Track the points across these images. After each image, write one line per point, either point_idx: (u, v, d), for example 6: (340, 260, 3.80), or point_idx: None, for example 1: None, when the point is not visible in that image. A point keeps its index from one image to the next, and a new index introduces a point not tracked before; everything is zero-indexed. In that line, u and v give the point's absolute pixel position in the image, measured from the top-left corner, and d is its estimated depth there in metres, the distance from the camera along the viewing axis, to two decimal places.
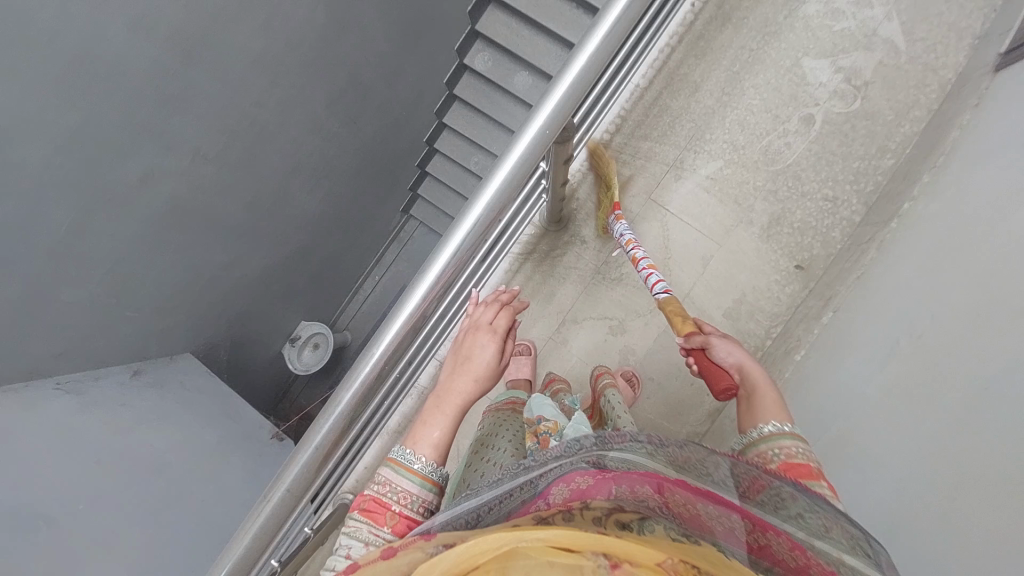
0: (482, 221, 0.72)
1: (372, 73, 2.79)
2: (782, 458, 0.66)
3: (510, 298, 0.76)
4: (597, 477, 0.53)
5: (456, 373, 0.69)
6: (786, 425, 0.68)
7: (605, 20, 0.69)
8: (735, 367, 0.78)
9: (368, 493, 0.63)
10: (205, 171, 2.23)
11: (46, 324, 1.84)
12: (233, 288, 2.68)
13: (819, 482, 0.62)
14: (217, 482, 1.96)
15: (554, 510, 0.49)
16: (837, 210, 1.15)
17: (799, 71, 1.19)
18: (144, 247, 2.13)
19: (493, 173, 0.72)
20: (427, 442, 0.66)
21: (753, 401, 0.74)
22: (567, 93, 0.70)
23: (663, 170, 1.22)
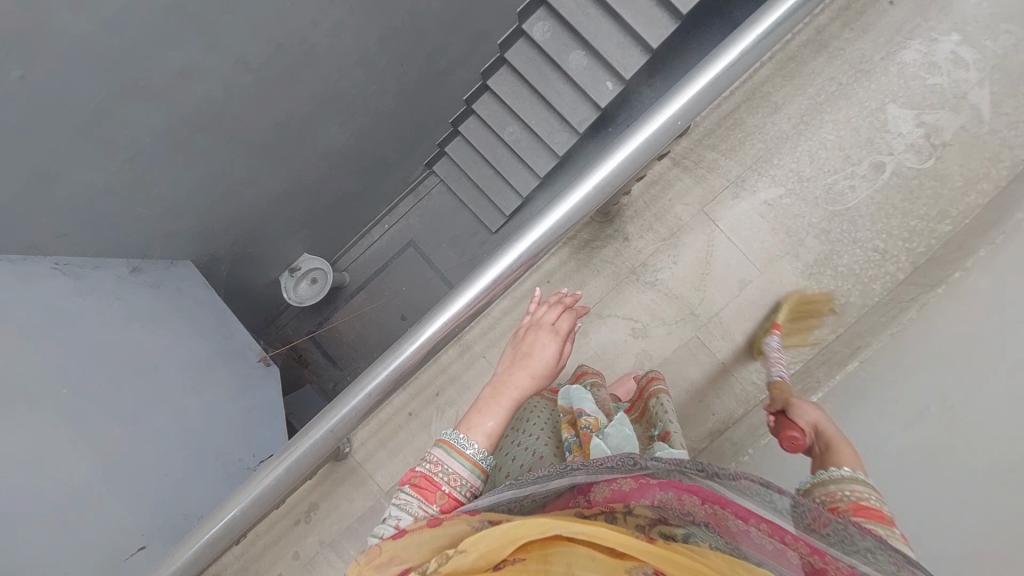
0: (568, 216, 0.90)
1: (431, 18, 2.69)
2: (851, 500, 0.69)
3: (573, 302, 0.85)
4: (637, 482, 0.60)
5: (515, 368, 0.79)
6: (858, 473, 0.72)
7: (705, 76, 0.86)
8: (811, 425, 0.84)
9: (419, 471, 0.72)
10: (243, 80, 2.16)
11: (57, 199, 1.79)
12: (246, 205, 2.61)
13: (890, 528, 0.65)
14: (200, 393, 1.96)
15: (596, 510, 0.61)
16: (883, 263, 1.14)
17: (881, 116, 1.16)
18: (167, 143, 2.06)
19: (583, 181, 0.89)
20: (480, 430, 0.74)
21: (826, 452, 0.78)
22: (660, 128, 0.87)
23: (722, 185, 1.20)
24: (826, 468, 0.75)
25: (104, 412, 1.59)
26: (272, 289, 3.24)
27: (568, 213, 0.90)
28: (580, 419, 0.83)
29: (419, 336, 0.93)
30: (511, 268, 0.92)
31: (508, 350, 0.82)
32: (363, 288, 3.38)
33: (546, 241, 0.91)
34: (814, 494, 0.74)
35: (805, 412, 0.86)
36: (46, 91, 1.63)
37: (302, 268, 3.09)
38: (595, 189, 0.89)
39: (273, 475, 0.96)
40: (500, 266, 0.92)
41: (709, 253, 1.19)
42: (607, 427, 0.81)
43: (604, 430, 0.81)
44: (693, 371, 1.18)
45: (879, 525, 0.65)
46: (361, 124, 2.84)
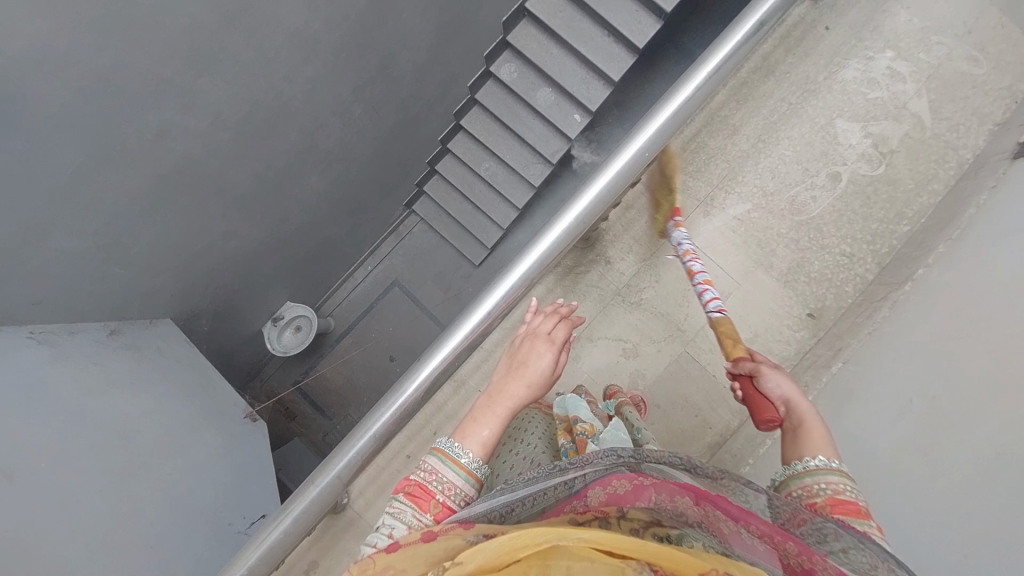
0: (549, 252, 0.93)
1: (402, 67, 2.80)
2: (828, 493, 0.69)
3: (569, 312, 0.87)
4: (632, 483, 0.62)
5: (509, 377, 0.79)
6: (833, 462, 0.71)
7: (660, 116, 0.93)
8: (782, 400, 0.82)
9: (413, 480, 0.72)
10: (222, 137, 2.21)
11: (31, 266, 1.76)
12: (228, 259, 2.60)
13: (866, 522, 0.66)
14: (186, 456, 1.89)
15: (591, 516, 0.61)
16: (852, 265, 1.19)
17: (831, 130, 1.24)
18: (145, 204, 2.06)
19: (558, 221, 0.93)
20: (475, 440, 0.74)
21: (798, 433, 0.77)
22: (625, 166, 0.92)
23: (692, 205, 1.26)
24: (799, 458, 0.74)
25: (84, 482, 1.52)
26: (257, 341, 3.18)
27: (554, 242, 0.93)
28: (575, 425, 0.90)
29: (419, 374, 0.93)
30: (504, 301, 0.94)
31: (503, 361, 0.83)
32: (349, 332, 3.35)
33: (535, 271, 0.94)
34: (789, 488, 0.73)
35: (776, 384, 0.83)
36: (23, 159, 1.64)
37: (284, 318, 3.08)
38: (575, 219, 0.93)
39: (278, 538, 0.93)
40: (494, 298, 0.93)
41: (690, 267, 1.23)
42: (602, 431, 0.88)
43: (599, 436, 0.88)
44: (686, 386, 1.19)
45: (854, 519, 0.66)
46: (340, 170, 2.89)
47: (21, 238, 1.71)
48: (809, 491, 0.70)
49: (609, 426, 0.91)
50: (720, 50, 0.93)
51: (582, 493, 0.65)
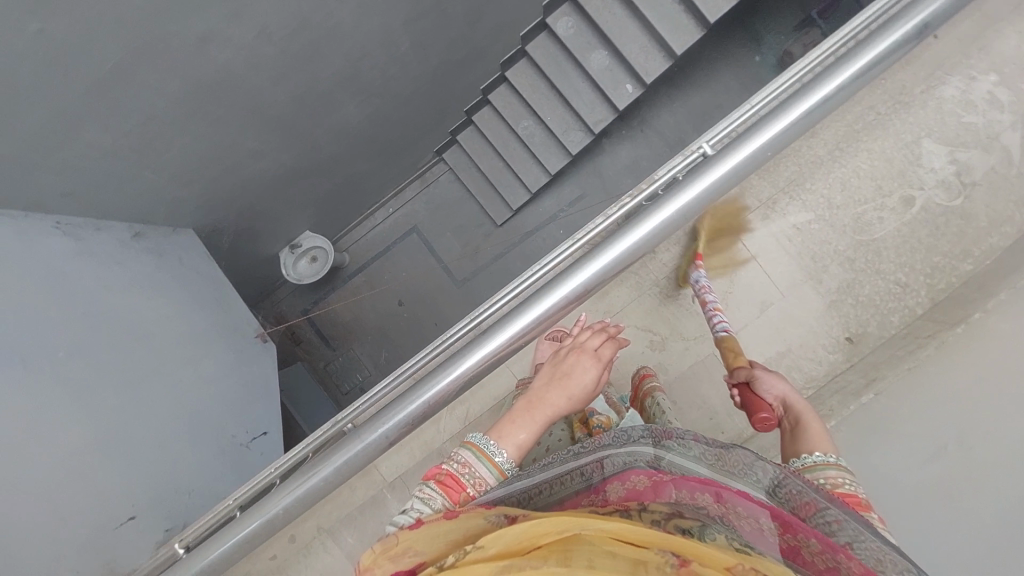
0: (599, 275, 0.91)
1: (457, 4, 2.62)
2: (828, 487, 0.72)
3: (616, 331, 0.87)
4: (651, 480, 0.62)
5: (552, 387, 0.79)
6: (831, 456, 0.75)
7: (738, 155, 0.87)
8: (779, 401, 0.86)
9: (445, 469, 0.72)
10: (265, 52, 2.11)
11: (59, 159, 1.71)
12: (254, 180, 2.56)
13: (868, 512, 0.69)
14: (196, 366, 1.95)
15: (612, 508, 0.60)
16: (903, 296, 1.14)
17: (915, 149, 1.15)
18: (180, 110, 1.99)
19: (610, 247, 0.90)
20: (512, 441, 0.75)
21: (797, 432, 0.81)
22: (690, 203, 0.87)
23: (752, 206, 1.18)
24: (797, 455, 0.78)
25: (99, 378, 1.57)
26: (271, 265, 3.19)
27: (628, 248, 0.89)
28: (592, 417, 0.89)
29: (457, 367, 0.95)
30: (570, 295, 0.92)
31: (548, 368, 0.83)
32: (362, 270, 3.34)
33: (606, 273, 0.91)
34: None
35: (769, 387, 0.89)
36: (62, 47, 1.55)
37: (303, 246, 3.11)
38: (650, 233, 0.88)
39: None
40: (562, 290, 0.91)
41: (735, 272, 1.18)
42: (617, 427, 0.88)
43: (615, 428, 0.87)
44: (706, 388, 1.18)
45: (861, 510, 0.69)
46: (376, 105, 2.79)
47: (50, 129, 1.65)
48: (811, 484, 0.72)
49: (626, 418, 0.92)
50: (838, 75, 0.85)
51: (599, 488, 0.66)
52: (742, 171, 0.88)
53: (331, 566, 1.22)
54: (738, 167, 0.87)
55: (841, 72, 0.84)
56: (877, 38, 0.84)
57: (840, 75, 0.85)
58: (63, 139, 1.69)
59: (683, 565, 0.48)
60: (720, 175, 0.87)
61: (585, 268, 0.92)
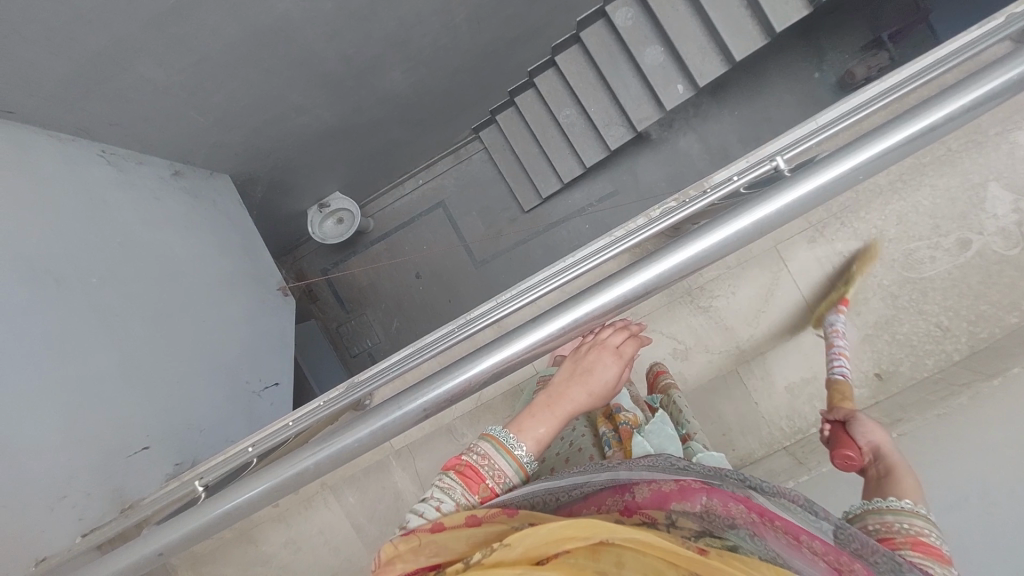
0: (656, 279, 0.81)
1: None
2: (910, 533, 0.68)
3: (638, 330, 0.87)
4: (679, 485, 0.60)
5: (573, 382, 0.79)
6: (918, 506, 0.70)
7: (841, 165, 0.77)
8: (870, 446, 0.84)
9: (464, 460, 0.72)
10: (323, 8, 2.07)
11: (111, 89, 1.72)
12: (293, 135, 2.56)
13: (946, 566, 0.64)
14: (219, 310, 1.99)
15: (639, 518, 0.62)
16: (942, 340, 1.12)
17: (980, 192, 1.10)
18: (233, 56, 1.97)
19: (676, 251, 0.80)
20: (531, 435, 0.74)
21: (887, 478, 0.77)
22: (776, 213, 0.78)
23: (801, 227, 1.13)
24: (883, 497, 0.74)
25: (127, 308, 1.61)
26: (298, 221, 3.22)
27: (693, 257, 0.79)
28: (619, 414, 0.89)
29: (480, 362, 0.86)
30: (619, 301, 0.82)
31: (569, 363, 0.83)
32: (385, 238, 3.36)
33: (664, 278, 0.81)
34: (865, 521, 0.73)
35: (869, 432, 0.85)
36: None
37: (331, 206, 3.11)
38: (723, 240, 0.79)
39: (317, 465, 0.93)
40: (612, 294, 0.82)
41: (772, 289, 1.14)
42: (645, 425, 0.87)
43: (643, 428, 0.87)
44: (724, 403, 1.18)
45: (921, 555, 0.65)
46: (422, 74, 2.77)
47: (105, 59, 1.64)
48: (889, 527, 0.69)
49: (653, 418, 0.90)
50: (945, 105, 0.77)
51: (626, 486, 0.65)
52: (828, 192, 0.78)
53: (332, 522, 1.26)
54: (823, 185, 0.77)
55: (947, 102, 0.77)
56: (991, 72, 0.77)
57: (962, 96, 0.77)
58: (116, 71, 1.69)
59: None
60: (803, 191, 0.77)
61: (641, 270, 0.82)
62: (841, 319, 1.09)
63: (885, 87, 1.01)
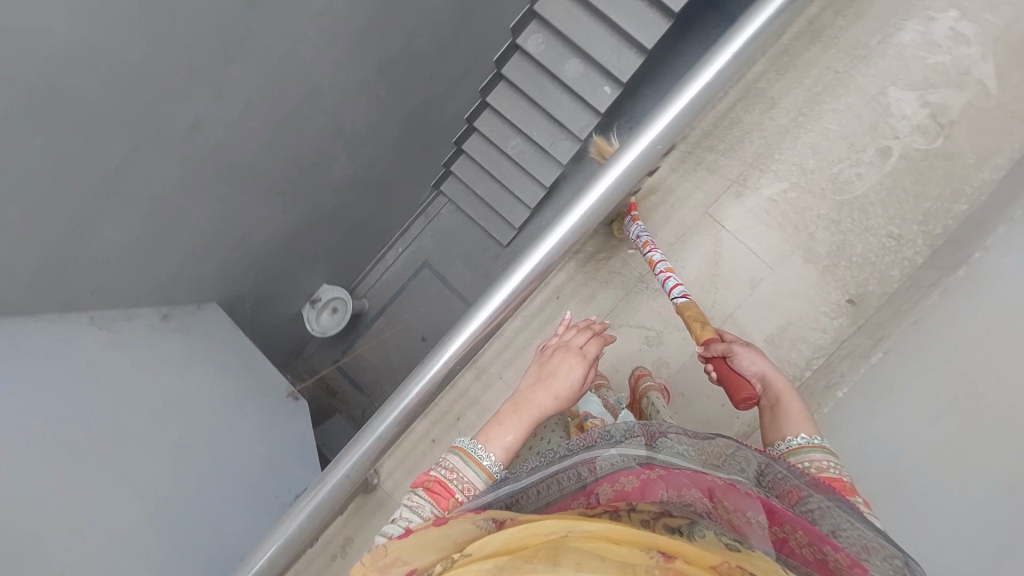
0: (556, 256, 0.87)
1: (429, 44, 2.76)
2: (813, 471, 0.77)
3: (601, 328, 0.91)
4: (639, 479, 0.68)
5: (538, 387, 0.83)
6: (815, 439, 0.80)
7: None
8: (757, 376, 0.90)
9: (433, 475, 0.77)
10: (252, 125, 2.16)
11: (85, 260, 1.83)
12: (264, 244, 2.67)
13: (854, 496, 0.73)
14: (232, 433, 2.03)
15: (603, 510, 0.66)
16: (899, 248, 1.11)
17: (883, 100, 1.12)
18: (185, 195, 2.08)
19: None
20: (499, 444, 0.78)
21: (777, 409, 0.86)
22: None
23: (724, 185, 1.17)
24: (782, 438, 0.83)
25: (146, 459, 1.65)
26: (297, 323, 3.32)
27: None
28: (586, 420, 0.95)
29: None
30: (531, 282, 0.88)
31: (534, 369, 0.88)
32: (384, 311, 3.45)
33: None
34: None
35: (748, 361, 0.91)
36: (70, 162, 1.63)
37: (323, 299, 3.20)
38: None
39: None
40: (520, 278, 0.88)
41: (720, 253, 1.17)
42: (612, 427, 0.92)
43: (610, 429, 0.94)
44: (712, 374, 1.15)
45: (847, 493, 0.73)
46: (366, 153, 2.88)
47: (69, 238, 1.75)
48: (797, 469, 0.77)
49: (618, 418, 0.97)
50: None
51: (591, 488, 0.71)
52: None
53: None
54: None
55: None
56: None
57: None
58: (81, 245, 1.80)
59: (668, 560, 0.51)
60: None
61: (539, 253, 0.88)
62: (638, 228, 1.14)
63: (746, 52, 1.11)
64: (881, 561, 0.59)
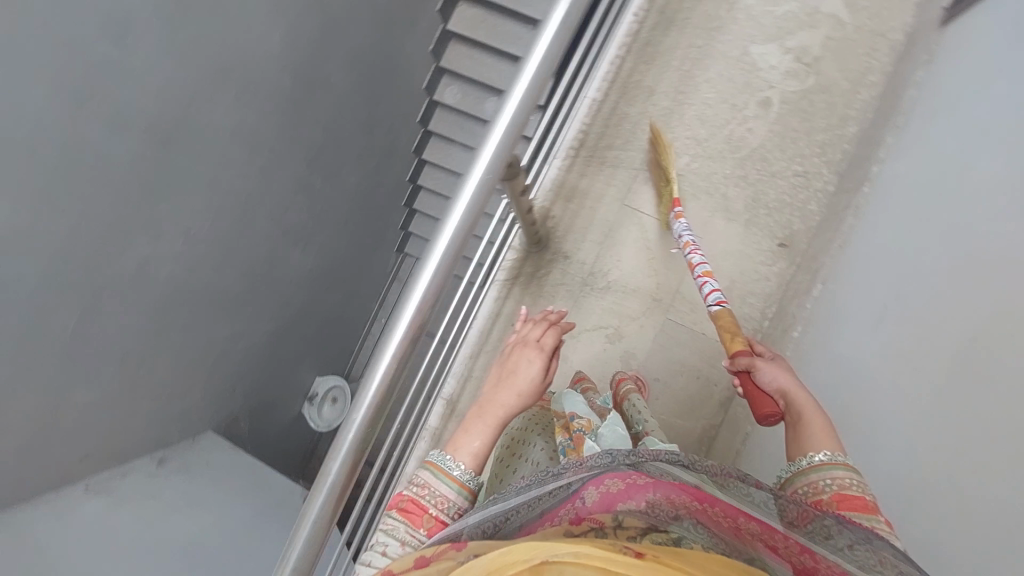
0: (455, 240, 0.77)
1: (352, 117, 2.56)
2: (834, 488, 0.68)
3: (558, 318, 0.91)
4: (625, 483, 0.62)
5: (501, 388, 0.82)
6: (837, 455, 0.70)
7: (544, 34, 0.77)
8: (779, 393, 0.81)
9: (406, 494, 0.73)
10: (199, 250, 2.04)
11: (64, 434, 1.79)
12: (239, 357, 2.61)
13: (874, 516, 0.64)
14: (257, 559, 1.94)
15: (586, 527, 0.61)
16: (809, 183, 1.16)
17: (748, 59, 1.20)
18: (151, 341, 2.03)
19: (453, 202, 0.78)
20: (467, 451, 0.76)
21: (799, 427, 0.76)
22: (513, 117, 0.78)
23: (631, 175, 1.22)
24: (801, 453, 0.73)
25: None
26: (299, 426, 3.25)
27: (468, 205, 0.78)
28: (573, 422, 0.87)
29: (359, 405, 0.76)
30: (439, 275, 0.77)
31: (495, 370, 0.87)
32: None
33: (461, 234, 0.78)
34: (794, 485, 0.72)
35: (772, 377, 0.82)
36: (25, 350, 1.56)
37: (319, 393, 3.18)
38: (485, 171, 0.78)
39: None
40: (427, 273, 0.77)
41: (647, 238, 1.20)
42: (599, 427, 0.87)
43: (598, 431, 0.87)
44: (679, 351, 1.18)
45: (865, 514, 0.64)
46: (321, 243, 2.84)
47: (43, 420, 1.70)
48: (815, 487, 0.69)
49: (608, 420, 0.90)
50: None
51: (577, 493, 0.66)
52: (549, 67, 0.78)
53: None
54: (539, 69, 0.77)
55: None
56: None
57: None
58: (58, 420, 1.76)
59: None
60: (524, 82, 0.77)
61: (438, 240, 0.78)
62: (682, 225, 1.07)
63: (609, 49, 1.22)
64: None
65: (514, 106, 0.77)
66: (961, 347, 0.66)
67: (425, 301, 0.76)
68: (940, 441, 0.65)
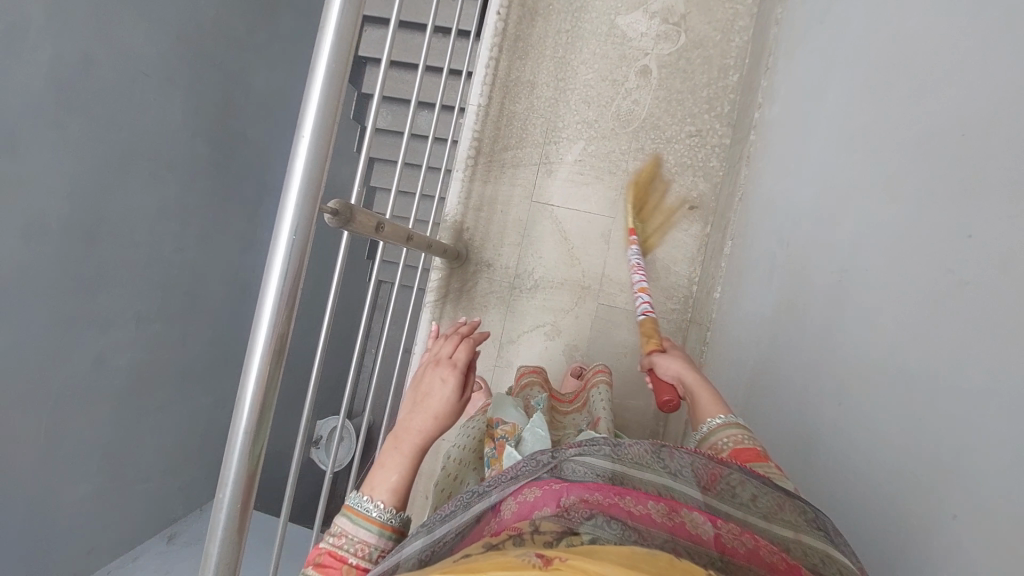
0: (296, 247, 0.62)
1: (283, 160, 2.51)
2: (730, 446, 0.66)
3: (469, 329, 0.80)
4: (543, 487, 0.50)
5: (414, 412, 0.71)
6: (728, 417, 0.69)
7: None
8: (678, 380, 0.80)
9: (322, 546, 0.63)
10: (155, 330, 1.93)
11: (66, 547, 1.71)
12: (224, 427, 2.43)
13: (767, 464, 0.61)
14: None
15: (505, 536, 0.46)
16: (706, 140, 1.20)
17: (617, 32, 1.24)
18: (136, 434, 1.93)
19: (284, 202, 0.62)
20: (385, 488, 0.66)
21: (694, 403, 0.75)
22: (328, 77, 0.62)
23: (534, 171, 1.27)
24: (700, 422, 0.72)
25: None
26: None
27: (302, 193, 0.62)
28: (497, 430, 0.82)
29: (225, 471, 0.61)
30: (287, 290, 0.61)
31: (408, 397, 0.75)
32: None
33: (303, 237, 0.62)
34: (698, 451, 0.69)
35: (669, 366, 0.82)
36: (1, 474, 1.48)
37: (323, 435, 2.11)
38: (310, 152, 0.62)
39: None
40: (269, 293, 0.61)
41: (565, 235, 1.25)
42: (522, 431, 0.80)
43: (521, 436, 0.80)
44: (619, 333, 1.23)
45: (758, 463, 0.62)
46: None
47: (40, 536, 1.62)
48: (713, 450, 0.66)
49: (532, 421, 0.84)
50: None
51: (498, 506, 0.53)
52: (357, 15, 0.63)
53: None
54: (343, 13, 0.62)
55: None
56: None
57: None
58: (57, 537, 1.68)
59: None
60: (331, 36, 0.62)
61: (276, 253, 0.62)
62: (633, 248, 1.05)
63: (484, 53, 1.29)
64: (792, 514, 0.53)
65: (327, 61, 0.62)
66: (833, 273, 0.69)
67: (288, 283, 0.61)
68: (824, 390, 0.67)
